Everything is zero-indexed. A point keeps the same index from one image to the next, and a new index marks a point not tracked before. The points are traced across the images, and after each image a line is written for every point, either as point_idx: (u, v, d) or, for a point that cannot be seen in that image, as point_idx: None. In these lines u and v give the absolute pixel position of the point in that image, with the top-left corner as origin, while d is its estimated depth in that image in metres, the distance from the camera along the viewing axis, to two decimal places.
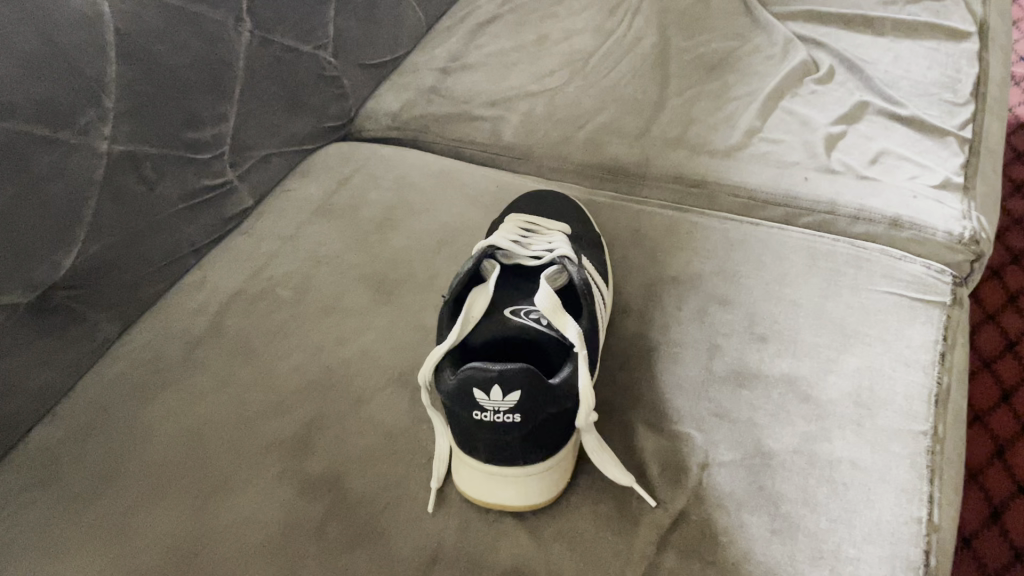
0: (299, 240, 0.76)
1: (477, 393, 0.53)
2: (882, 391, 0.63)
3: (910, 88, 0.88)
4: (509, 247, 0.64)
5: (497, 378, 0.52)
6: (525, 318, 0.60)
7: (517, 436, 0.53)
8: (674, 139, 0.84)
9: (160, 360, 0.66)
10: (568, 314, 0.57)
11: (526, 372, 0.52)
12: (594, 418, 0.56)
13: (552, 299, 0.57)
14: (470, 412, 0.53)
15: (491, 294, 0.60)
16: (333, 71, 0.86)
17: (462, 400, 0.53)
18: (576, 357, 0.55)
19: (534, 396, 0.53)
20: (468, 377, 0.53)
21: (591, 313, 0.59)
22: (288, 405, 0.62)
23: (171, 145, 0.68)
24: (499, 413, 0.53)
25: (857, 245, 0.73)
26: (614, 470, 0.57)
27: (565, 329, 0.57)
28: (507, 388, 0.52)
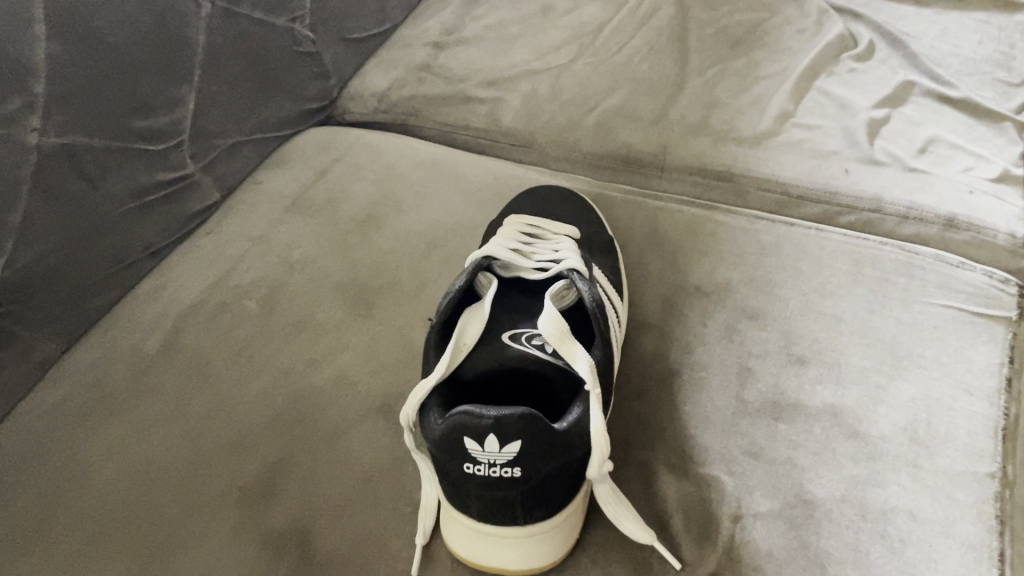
0: (271, 242, 0.67)
1: (468, 443, 0.44)
2: (941, 426, 0.54)
3: (960, 65, 0.78)
4: (509, 257, 0.55)
5: (493, 427, 0.44)
6: (527, 344, 0.52)
7: (517, 493, 0.44)
8: (695, 124, 0.75)
9: (105, 386, 0.57)
10: (579, 343, 0.48)
11: (528, 418, 0.43)
12: (609, 466, 0.48)
13: (559, 323, 0.49)
14: (460, 465, 0.44)
15: (486, 316, 0.52)
16: (311, 46, 0.76)
17: (450, 451, 0.44)
18: (587, 396, 0.47)
19: (537, 448, 0.44)
20: (459, 424, 0.44)
21: (605, 340, 0.50)
22: (250, 445, 0.54)
23: (118, 135, 0.59)
24: (496, 467, 0.44)
25: (907, 249, 0.64)
26: (631, 526, 0.48)
27: (574, 361, 0.48)
28: (504, 439, 0.43)
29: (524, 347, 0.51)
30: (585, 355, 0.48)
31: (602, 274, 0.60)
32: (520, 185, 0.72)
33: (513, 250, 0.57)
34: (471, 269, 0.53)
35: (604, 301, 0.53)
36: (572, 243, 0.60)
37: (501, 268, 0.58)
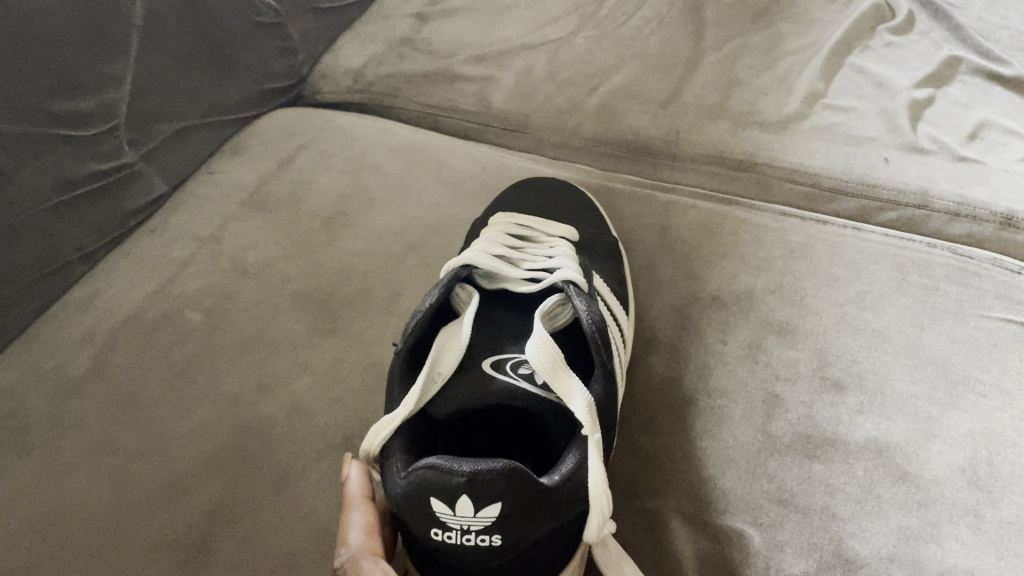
0: (222, 242, 0.58)
1: (435, 504, 0.35)
2: (1006, 467, 0.45)
3: (1012, 39, 0.68)
4: (493, 267, 0.47)
5: (467, 486, 0.35)
6: (514, 375, 0.44)
7: (496, 563, 0.36)
8: (711, 106, 0.66)
9: (17, 416, 0.49)
10: (574, 376, 0.40)
11: (512, 474, 0.34)
12: (611, 527, 0.39)
13: (550, 351, 0.40)
14: (425, 529, 0.36)
15: (464, 341, 0.43)
16: (274, 17, 0.67)
17: (414, 514, 0.36)
18: (585, 442, 0.38)
19: (521, 512, 0.35)
20: (424, 481, 0.35)
21: (606, 371, 0.41)
22: (183, 490, 0.46)
23: (35, 118, 0.50)
24: (471, 534, 0.35)
25: (959, 252, 0.55)
26: None
27: (570, 399, 0.39)
28: (480, 501, 0.35)
29: (511, 379, 0.44)
30: (582, 392, 0.39)
31: (603, 288, 0.51)
32: (510, 179, 0.63)
33: (498, 258, 0.49)
34: (447, 281, 0.45)
35: (606, 322, 0.45)
36: (569, 249, 0.52)
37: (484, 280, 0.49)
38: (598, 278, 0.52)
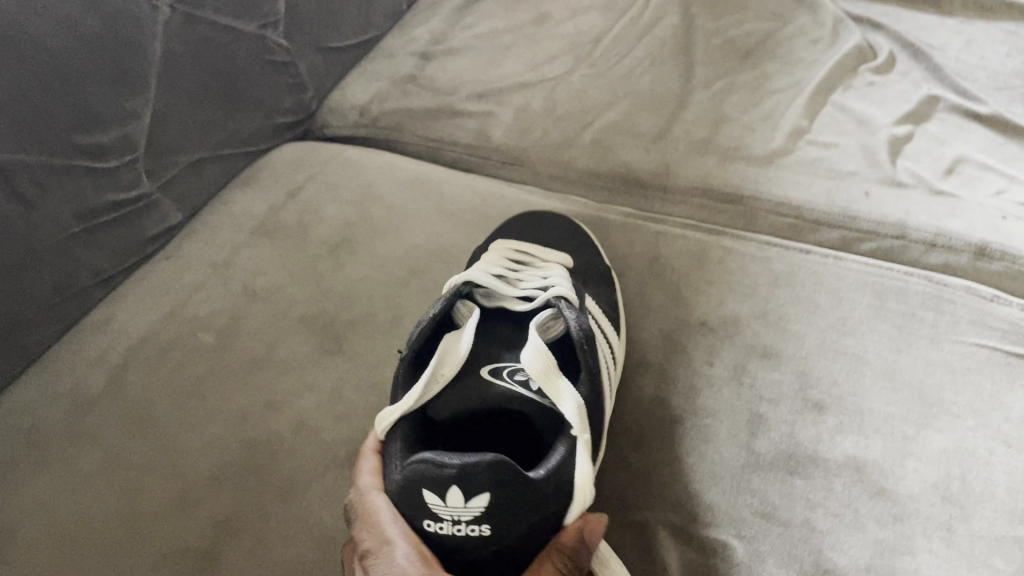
0: (232, 268, 0.61)
1: (429, 495, 0.38)
2: (977, 483, 0.48)
3: (988, 79, 0.72)
4: (491, 283, 0.50)
5: (456, 476, 0.37)
6: (510, 382, 0.47)
7: (488, 555, 0.38)
8: (700, 141, 0.69)
9: (35, 432, 0.51)
10: (564, 380, 0.43)
11: (496, 464, 0.37)
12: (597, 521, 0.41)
13: (544, 358, 0.43)
14: (421, 521, 0.38)
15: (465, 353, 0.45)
16: (285, 55, 0.70)
17: (412, 505, 0.38)
18: (573, 439, 0.41)
19: (509, 501, 0.37)
20: (420, 473, 0.38)
21: (591, 373, 0.45)
22: (195, 502, 0.48)
23: (59, 150, 0.53)
24: (461, 525, 0.37)
25: (935, 280, 0.58)
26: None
27: (559, 400, 0.42)
28: (469, 490, 0.37)
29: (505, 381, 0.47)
30: (571, 393, 0.42)
31: (595, 310, 0.55)
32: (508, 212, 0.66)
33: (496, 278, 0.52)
34: (449, 294, 0.48)
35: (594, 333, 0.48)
36: (563, 272, 0.55)
37: (484, 299, 0.52)
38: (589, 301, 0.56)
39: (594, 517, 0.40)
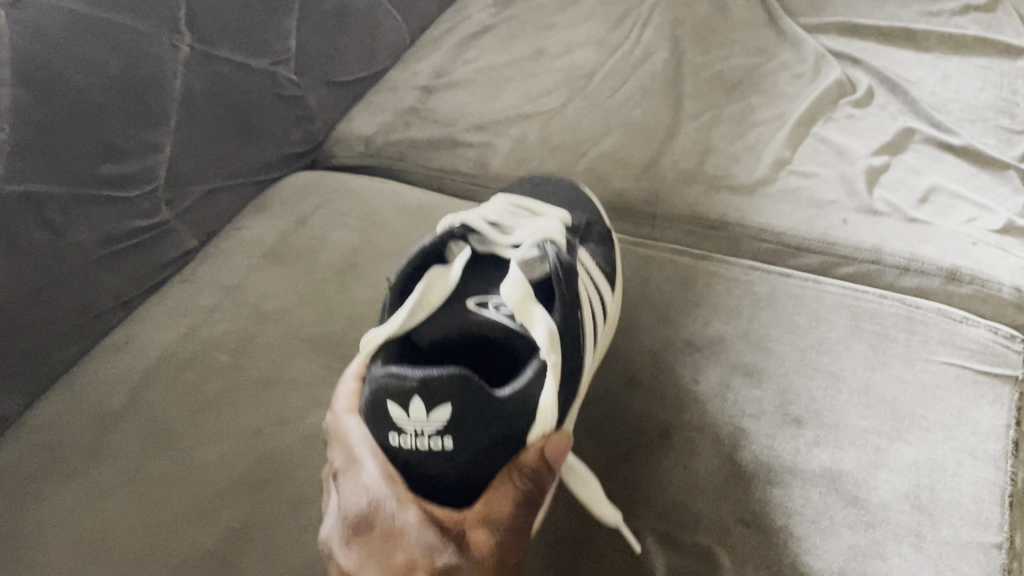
0: (245, 291, 0.65)
1: (394, 406, 0.42)
2: (945, 493, 0.51)
3: (961, 112, 0.76)
4: (483, 227, 0.54)
5: (419, 388, 0.42)
6: (494, 312, 0.53)
7: (451, 471, 0.42)
8: (688, 171, 0.73)
9: (61, 445, 0.55)
10: (538, 306, 0.48)
11: (455, 378, 0.41)
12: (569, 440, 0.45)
13: (521, 289, 0.48)
14: (386, 433, 0.42)
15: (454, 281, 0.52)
16: (295, 90, 0.74)
17: (379, 417, 0.43)
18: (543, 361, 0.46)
19: (468, 414, 0.42)
20: (385, 385, 0.42)
21: (565, 303, 0.49)
22: (212, 510, 0.51)
23: (86, 181, 0.57)
24: (423, 438, 0.41)
25: (908, 303, 0.61)
26: (603, 509, 0.49)
27: (533, 326, 0.47)
28: (431, 404, 0.41)
29: (484, 312, 0.53)
30: (542, 320, 0.46)
31: (585, 259, 0.59)
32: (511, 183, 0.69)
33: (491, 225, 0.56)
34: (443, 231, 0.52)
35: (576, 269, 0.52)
36: (559, 221, 0.59)
37: (478, 245, 0.56)
38: (583, 250, 0.59)
39: (559, 436, 0.43)
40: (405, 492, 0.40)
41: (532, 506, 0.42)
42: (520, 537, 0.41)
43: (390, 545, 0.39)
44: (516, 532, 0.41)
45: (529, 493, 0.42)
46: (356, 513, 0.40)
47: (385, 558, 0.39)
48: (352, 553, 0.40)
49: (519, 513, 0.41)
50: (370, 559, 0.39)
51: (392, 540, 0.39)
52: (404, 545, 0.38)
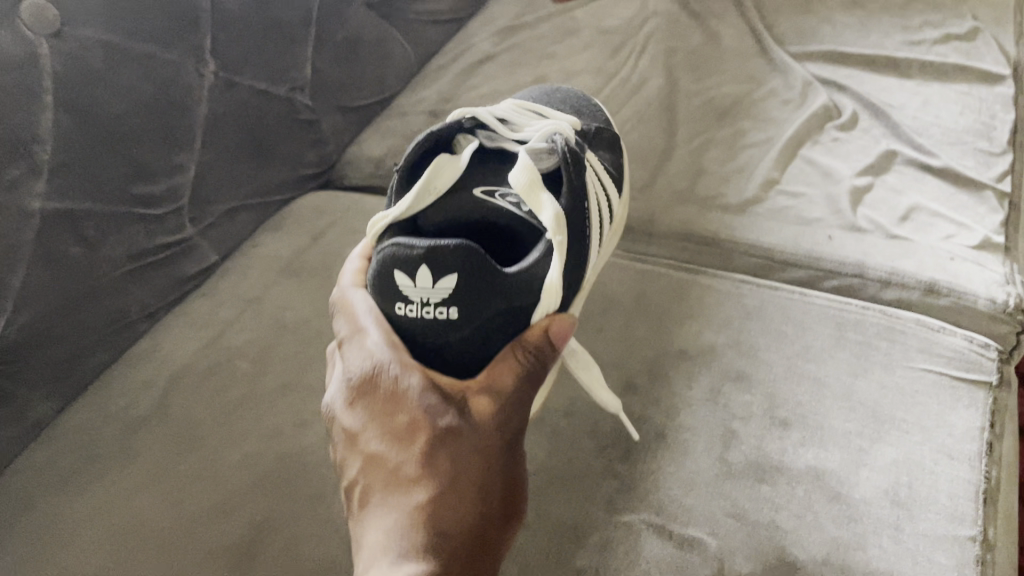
0: (264, 302, 0.68)
1: (400, 276, 0.48)
2: (922, 489, 0.55)
3: (942, 135, 0.80)
4: (490, 120, 0.61)
5: (425, 257, 0.47)
6: (501, 201, 0.57)
7: (454, 336, 0.49)
8: (683, 192, 0.77)
9: (94, 446, 0.58)
10: (546, 192, 0.51)
11: (460, 251, 0.47)
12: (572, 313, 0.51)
13: (529, 174, 0.52)
14: (392, 303, 0.49)
15: (461, 168, 0.56)
16: (310, 115, 0.79)
17: (384, 288, 0.49)
18: (550, 241, 0.51)
19: (471, 287, 0.48)
20: (394, 257, 0.48)
21: (574, 188, 0.55)
22: (236, 506, 0.54)
23: (118, 199, 0.61)
24: (429, 307, 0.48)
25: (889, 314, 0.65)
26: (605, 396, 0.58)
27: (541, 210, 0.51)
28: (438, 273, 0.47)
29: (493, 201, 0.57)
30: (550, 204, 0.50)
31: (591, 158, 0.64)
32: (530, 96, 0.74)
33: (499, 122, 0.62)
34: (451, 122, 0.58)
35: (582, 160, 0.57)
36: (566, 124, 0.64)
37: (487, 140, 0.62)
38: (590, 153, 0.64)
39: (560, 318, 0.51)
40: (407, 360, 0.48)
41: (532, 376, 0.51)
42: (521, 403, 0.49)
43: (394, 406, 0.47)
44: (516, 399, 0.49)
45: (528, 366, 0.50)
46: (363, 377, 0.48)
47: (390, 416, 0.47)
48: (361, 412, 0.48)
49: (520, 380, 0.50)
50: (377, 413, 0.48)
51: (396, 401, 0.47)
52: (407, 407, 0.47)
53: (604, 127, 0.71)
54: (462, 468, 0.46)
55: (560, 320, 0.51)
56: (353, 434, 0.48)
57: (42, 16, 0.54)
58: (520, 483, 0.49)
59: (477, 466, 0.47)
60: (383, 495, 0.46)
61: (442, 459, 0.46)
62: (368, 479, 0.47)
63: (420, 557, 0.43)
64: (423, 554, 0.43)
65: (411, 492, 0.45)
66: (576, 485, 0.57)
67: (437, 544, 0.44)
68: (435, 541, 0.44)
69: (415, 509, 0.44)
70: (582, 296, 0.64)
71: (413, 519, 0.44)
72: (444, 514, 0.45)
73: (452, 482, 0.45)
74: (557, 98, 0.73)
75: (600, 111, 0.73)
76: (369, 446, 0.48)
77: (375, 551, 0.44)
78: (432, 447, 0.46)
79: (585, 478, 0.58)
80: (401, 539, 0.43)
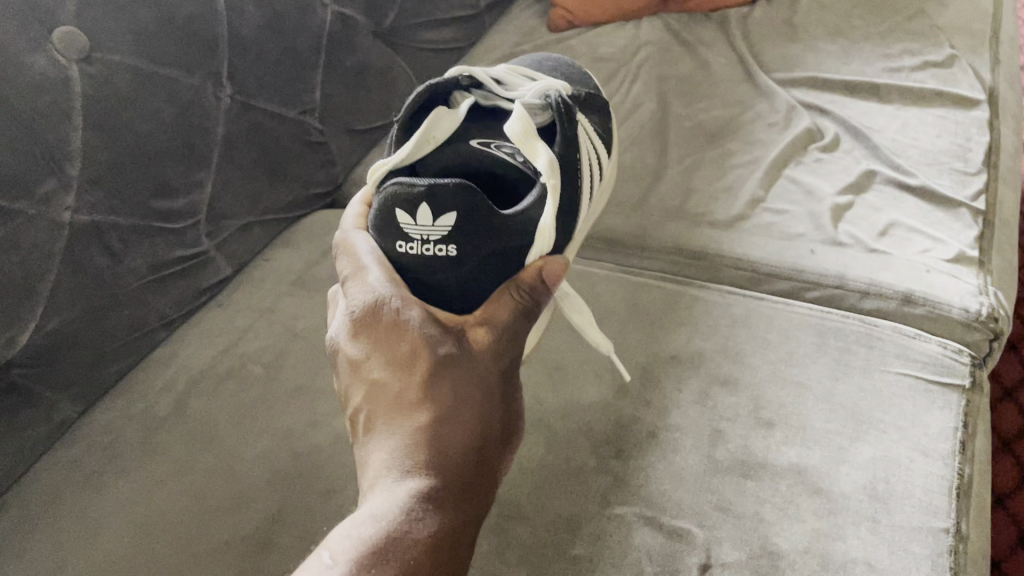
0: (276, 313, 0.72)
1: (401, 214, 0.53)
2: (898, 484, 0.58)
3: (919, 157, 0.84)
4: (485, 79, 0.67)
5: (425, 196, 0.53)
6: (497, 151, 0.65)
7: (452, 278, 0.55)
8: (673, 209, 0.81)
9: (117, 444, 0.63)
10: (540, 141, 0.59)
11: (457, 190, 0.52)
12: (561, 258, 0.57)
13: (524, 123, 0.59)
14: (394, 242, 0.54)
15: (459, 120, 0.63)
16: (320, 137, 0.83)
17: (387, 228, 0.54)
18: (544, 186, 0.58)
19: (467, 225, 0.53)
20: (396, 195, 0.53)
21: (565, 136, 0.62)
22: (251, 499, 0.58)
23: (141, 214, 0.65)
24: (429, 243, 0.53)
25: (868, 322, 0.69)
26: (595, 336, 0.65)
27: (536, 157, 0.59)
28: (437, 211, 0.53)
29: (491, 151, 0.64)
30: (544, 151, 0.58)
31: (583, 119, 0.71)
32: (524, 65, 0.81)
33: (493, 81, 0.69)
34: (448, 78, 0.65)
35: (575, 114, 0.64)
36: (557, 84, 0.71)
37: (483, 99, 0.69)
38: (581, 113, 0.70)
39: (553, 262, 0.57)
40: (407, 296, 0.51)
41: (525, 312, 0.56)
42: (513, 334, 0.54)
43: (396, 335, 0.50)
44: (509, 332, 0.54)
45: (522, 303, 0.55)
46: (364, 308, 0.51)
47: (391, 345, 0.50)
48: (364, 343, 0.51)
49: (514, 315, 0.55)
50: (377, 342, 0.50)
51: (398, 330, 0.50)
52: (409, 336, 0.50)
53: (594, 93, 0.77)
54: (462, 393, 0.49)
55: (553, 262, 0.57)
56: (356, 362, 0.51)
57: (72, 42, 0.57)
58: (514, 412, 0.53)
59: (475, 392, 0.50)
60: (386, 418, 0.49)
61: (442, 383, 0.49)
62: (373, 404, 0.49)
63: (424, 472, 0.45)
64: (427, 469, 0.45)
65: (414, 413, 0.48)
66: (571, 480, 0.61)
67: (439, 461, 0.46)
68: (437, 458, 0.46)
69: (418, 428, 0.47)
70: (572, 248, 0.71)
71: (419, 439, 0.47)
72: (445, 435, 0.47)
73: (452, 404, 0.48)
74: (549, 66, 0.81)
75: (589, 78, 0.80)
76: (371, 374, 0.50)
77: (381, 468, 0.46)
78: (434, 373, 0.49)
79: (580, 474, 0.61)
80: (405, 455, 0.46)
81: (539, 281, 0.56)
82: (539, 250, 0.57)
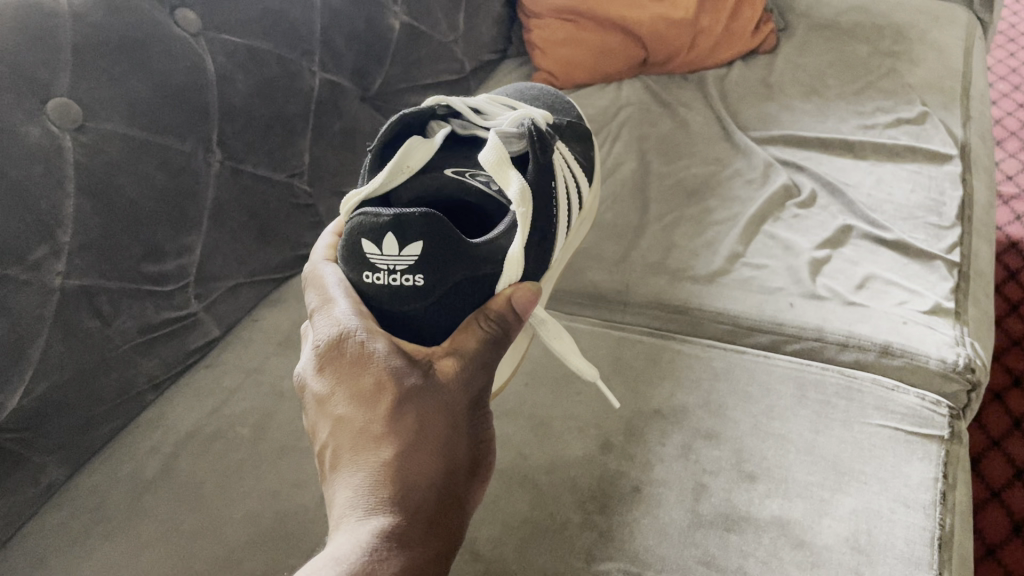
0: (264, 373, 0.74)
1: (367, 244, 0.54)
2: (881, 536, 0.58)
3: (894, 212, 0.86)
4: (461, 109, 0.69)
5: (392, 225, 0.53)
6: (472, 179, 0.67)
7: (421, 307, 0.56)
8: (654, 265, 0.83)
9: (102, 507, 0.64)
10: (512, 169, 0.61)
11: (422, 220, 0.53)
12: (531, 284, 0.60)
13: (497, 152, 0.61)
14: (361, 272, 0.55)
15: (434, 149, 0.65)
16: (308, 199, 0.84)
17: (353, 259, 0.55)
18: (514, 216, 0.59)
19: (434, 255, 0.54)
20: (362, 226, 0.53)
21: (539, 165, 0.64)
22: (237, 562, 0.59)
23: (132, 278, 0.66)
24: (396, 273, 0.54)
25: (847, 374, 0.70)
26: (580, 363, 0.67)
27: (508, 186, 0.60)
28: (403, 240, 0.53)
29: (465, 180, 0.66)
30: (516, 181, 0.60)
31: (561, 147, 0.73)
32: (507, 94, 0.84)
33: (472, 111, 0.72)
34: (425, 108, 0.67)
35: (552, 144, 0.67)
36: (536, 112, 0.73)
37: (461, 128, 0.72)
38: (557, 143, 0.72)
39: (522, 288, 0.59)
40: (373, 329, 0.53)
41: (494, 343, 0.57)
42: (482, 363, 0.55)
43: (361, 368, 0.51)
44: (478, 361, 0.55)
45: (490, 333, 0.57)
46: (329, 343, 0.53)
47: (356, 380, 0.51)
48: (329, 378, 0.52)
49: (483, 345, 0.56)
50: (344, 378, 0.51)
51: (362, 364, 0.51)
52: (373, 369, 0.51)
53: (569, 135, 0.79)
54: (427, 426, 0.50)
55: (522, 289, 0.59)
56: (322, 398, 0.52)
57: (66, 113, 0.59)
58: (485, 445, 0.54)
59: (441, 425, 0.51)
60: (351, 453, 0.49)
61: (407, 416, 0.50)
62: (338, 440, 0.50)
63: (389, 510, 0.46)
64: (391, 506, 0.46)
65: (379, 449, 0.49)
66: (555, 536, 0.62)
67: (404, 497, 0.47)
68: (403, 493, 0.47)
69: (382, 464, 0.48)
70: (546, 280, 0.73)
71: (383, 475, 0.47)
72: (410, 469, 0.48)
73: (416, 438, 0.49)
74: (530, 96, 0.84)
75: (571, 107, 0.83)
76: (336, 410, 0.51)
77: (346, 507, 0.47)
78: (398, 406, 0.50)
79: (564, 530, 0.62)
80: (369, 493, 0.47)
81: (508, 307, 0.58)
82: (509, 277, 0.59)
